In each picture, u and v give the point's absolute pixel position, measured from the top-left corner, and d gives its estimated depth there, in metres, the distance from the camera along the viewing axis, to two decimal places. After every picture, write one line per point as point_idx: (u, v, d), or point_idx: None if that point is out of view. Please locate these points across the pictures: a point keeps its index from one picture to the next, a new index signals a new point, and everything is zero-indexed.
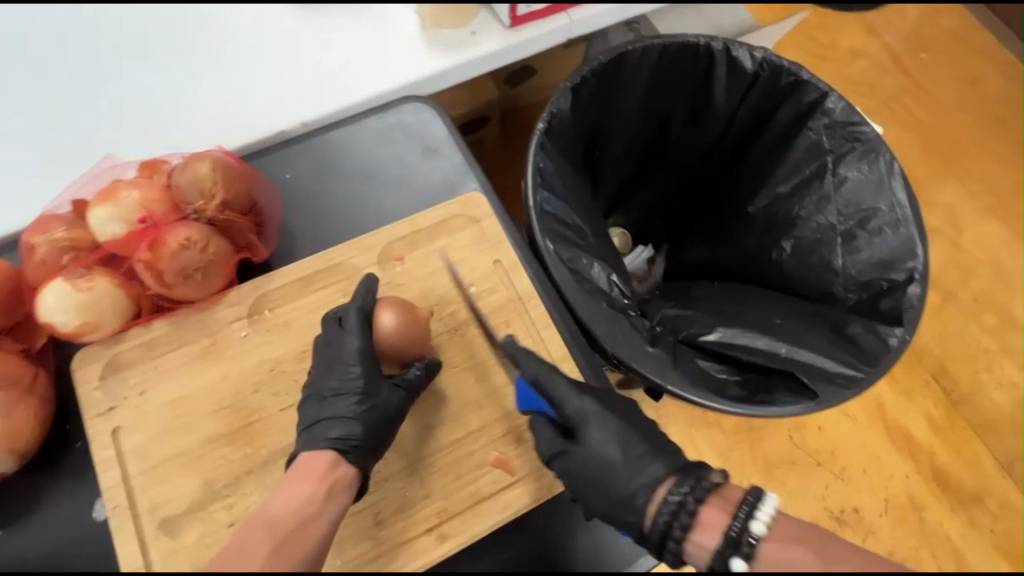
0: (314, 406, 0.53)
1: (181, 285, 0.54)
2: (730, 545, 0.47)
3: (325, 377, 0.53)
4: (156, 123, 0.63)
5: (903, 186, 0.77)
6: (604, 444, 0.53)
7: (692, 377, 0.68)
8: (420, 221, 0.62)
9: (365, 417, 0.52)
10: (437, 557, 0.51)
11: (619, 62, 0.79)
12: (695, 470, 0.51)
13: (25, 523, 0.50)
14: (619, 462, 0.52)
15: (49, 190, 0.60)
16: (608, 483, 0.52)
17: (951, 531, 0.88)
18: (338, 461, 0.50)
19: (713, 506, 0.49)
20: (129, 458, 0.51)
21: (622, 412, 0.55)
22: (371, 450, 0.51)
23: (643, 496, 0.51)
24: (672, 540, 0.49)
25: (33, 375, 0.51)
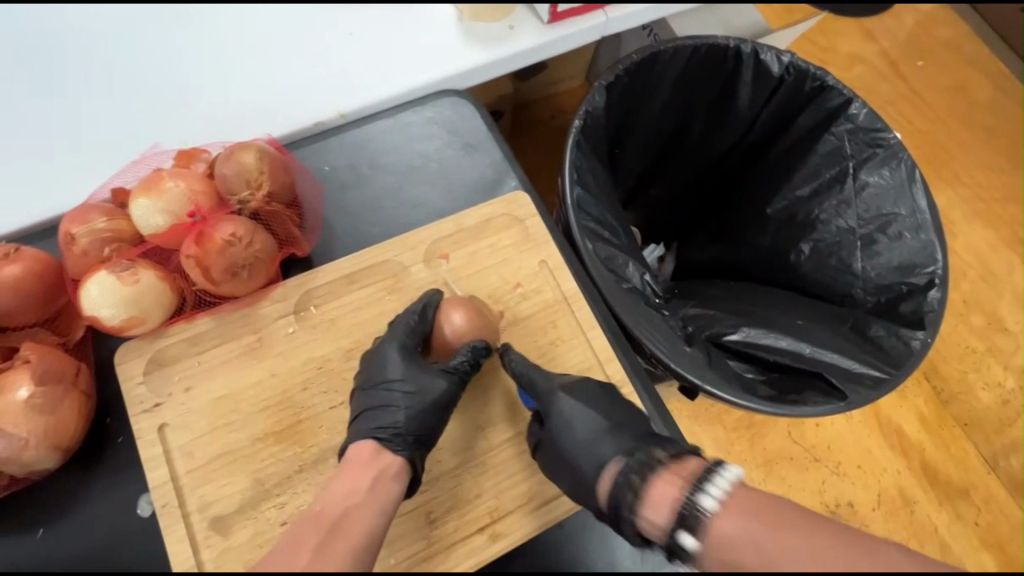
0: (365, 396, 0.52)
1: (228, 282, 0.53)
2: (680, 521, 0.47)
3: (381, 367, 0.52)
4: (188, 112, 0.61)
5: (924, 193, 0.79)
6: (568, 419, 0.52)
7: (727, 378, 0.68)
8: (463, 220, 0.62)
9: (415, 408, 0.51)
10: (488, 556, 0.51)
11: (651, 62, 0.78)
12: (640, 449, 0.51)
13: (66, 522, 0.49)
14: (576, 439, 0.52)
15: (77, 178, 0.58)
16: (569, 461, 0.51)
17: (938, 523, 0.91)
18: (380, 450, 0.49)
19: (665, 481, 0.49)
20: (176, 456, 0.50)
21: (605, 404, 0.54)
22: (418, 439, 0.51)
23: (592, 476, 0.51)
24: (623, 518, 0.49)
25: (76, 371, 0.49)
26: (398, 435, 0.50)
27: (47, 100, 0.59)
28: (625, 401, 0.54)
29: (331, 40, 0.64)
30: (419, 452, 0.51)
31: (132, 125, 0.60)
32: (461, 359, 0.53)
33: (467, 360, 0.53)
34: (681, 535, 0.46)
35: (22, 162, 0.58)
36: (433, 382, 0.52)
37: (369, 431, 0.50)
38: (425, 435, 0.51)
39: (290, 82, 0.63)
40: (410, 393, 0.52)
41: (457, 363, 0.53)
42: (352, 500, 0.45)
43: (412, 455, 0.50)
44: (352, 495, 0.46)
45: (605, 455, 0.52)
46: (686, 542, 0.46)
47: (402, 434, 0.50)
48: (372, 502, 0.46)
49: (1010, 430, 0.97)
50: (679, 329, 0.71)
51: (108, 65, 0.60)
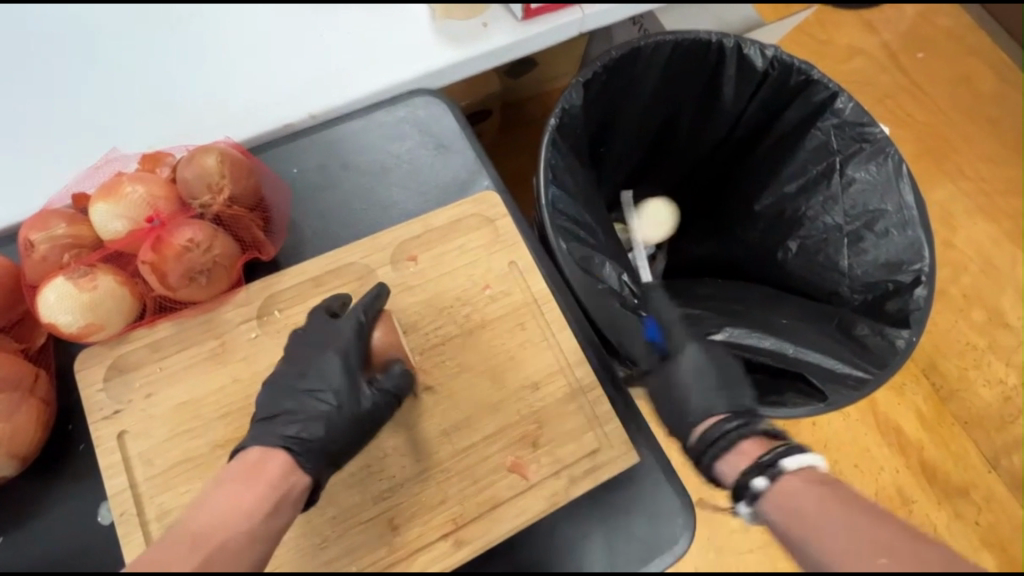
0: (283, 397, 0.50)
1: (186, 288, 0.53)
2: (757, 467, 0.51)
3: (307, 372, 0.51)
4: (156, 115, 0.60)
5: (912, 187, 0.76)
6: (681, 380, 0.59)
7: (728, 372, 0.60)
8: (432, 220, 0.61)
9: (330, 420, 0.49)
10: (451, 563, 0.50)
11: (631, 57, 0.77)
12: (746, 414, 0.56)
13: (27, 530, 0.49)
14: (691, 389, 0.59)
15: (53, 181, 0.58)
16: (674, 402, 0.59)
17: (938, 522, 0.89)
18: (291, 467, 0.48)
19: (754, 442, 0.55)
20: (135, 464, 0.50)
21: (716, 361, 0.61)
22: (329, 458, 0.49)
23: (697, 418, 0.57)
24: (709, 455, 0.55)
25: (34, 377, 0.49)
26: (304, 446, 0.48)
27: (35, 97, 0.59)
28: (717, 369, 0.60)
29: (331, 40, 0.64)
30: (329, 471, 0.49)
31: (114, 126, 0.60)
32: (389, 385, 0.51)
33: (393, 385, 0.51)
34: (753, 477, 0.51)
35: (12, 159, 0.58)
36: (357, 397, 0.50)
37: (276, 433, 0.49)
38: (339, 456, 0.49)
39: (291, 83, 0.63)
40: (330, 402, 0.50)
41: (385, 388, 0.51)
42: (234, 519, 0.42)
43: (318, 469, 0.48)
44: (236, 511, 0.43)
45: (715, 404, 0.57)
46: (757, 483, 0.50)
47: (308, 446, 0.48)
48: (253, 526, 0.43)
49: (1011, 427, 0.95)
50: (667, 324, 0.64)
51: (101, 65, 0.60)
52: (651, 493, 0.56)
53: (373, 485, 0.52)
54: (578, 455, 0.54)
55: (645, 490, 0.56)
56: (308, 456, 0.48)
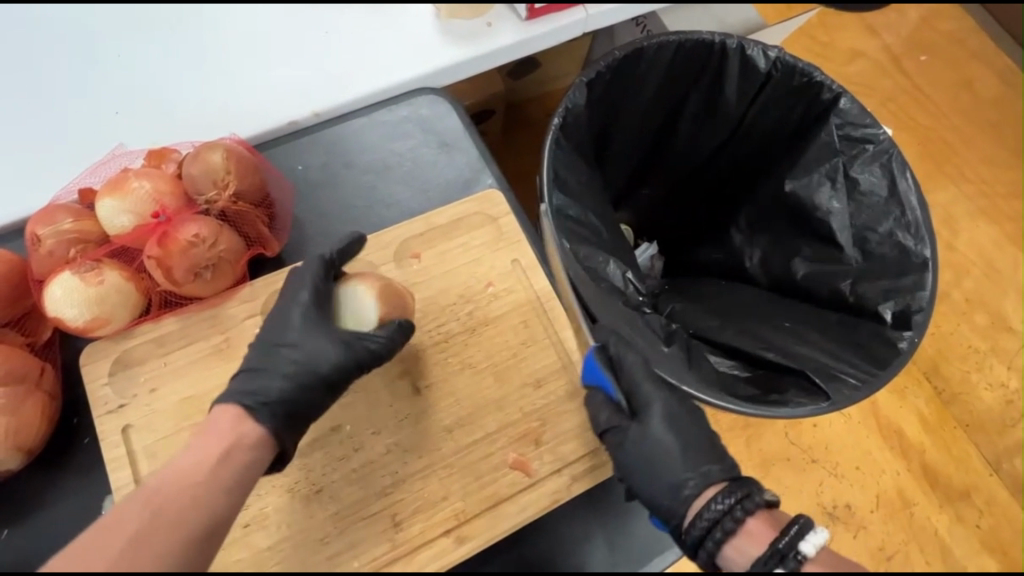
0: (258, 353, 0.52)
1: (191, 283, 0.53)
2: (775, 555, 0.46)
3: (280, 322, 0.52)
4: (161, 111, 0.61)
5: (915, 190, 0.76)
6: (660, 439, 0.53)
7: (699, 423, 0.55)
8: (436, 218, 0.62)
9: (295, 380, 0.50)
10: (453, 560, 0.51)
11: (635, 58, 0.77)
12: (743, 482, 0.51)
13: (30, 522, 0.49)
14: (675, 454, 0.53)
15: (59, 176, 0.58)
16: (658, 471, 0.52)
17: (939, 526, 0.89)
18: (248, 425, 0.48)
19: (757, 518, 0.49)
20: (140, 457, 0.50)
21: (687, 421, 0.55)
22: (291, 413, 0.49)
23: (692, 489, 0.51)
24: (712, 541, 0.49)
25: (41, 370, 0.49)
26: (265, 406, 0.49)
27: (39, 97, 0.60)
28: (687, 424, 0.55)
29: (333, 42, 0.65)
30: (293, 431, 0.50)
31: (117, 127, 0.60)
32: (371, 337, 0.52)
33: (375, 340, 0.52)
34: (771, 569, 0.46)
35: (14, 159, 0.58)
36: (323, 350, 0.51)
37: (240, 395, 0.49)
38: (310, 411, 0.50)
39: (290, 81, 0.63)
40: (294, 362, 0.51)
41: (362, 340, 0.52)
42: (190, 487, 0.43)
43: (278, 429, 0.49)
44: (197, 467, 0.44)
45: (707, 471, 0.52)
46: None
47: (270, 405, 0.49)
48: (217, 478, 0.44)
49: (1013, 431, 0.95)
50: (626, 377, 0.55)
51: (104, 65, 0.61)
52: None
53: (377, 480, 0.52)
54: (579, 453, 0.55)
55: None
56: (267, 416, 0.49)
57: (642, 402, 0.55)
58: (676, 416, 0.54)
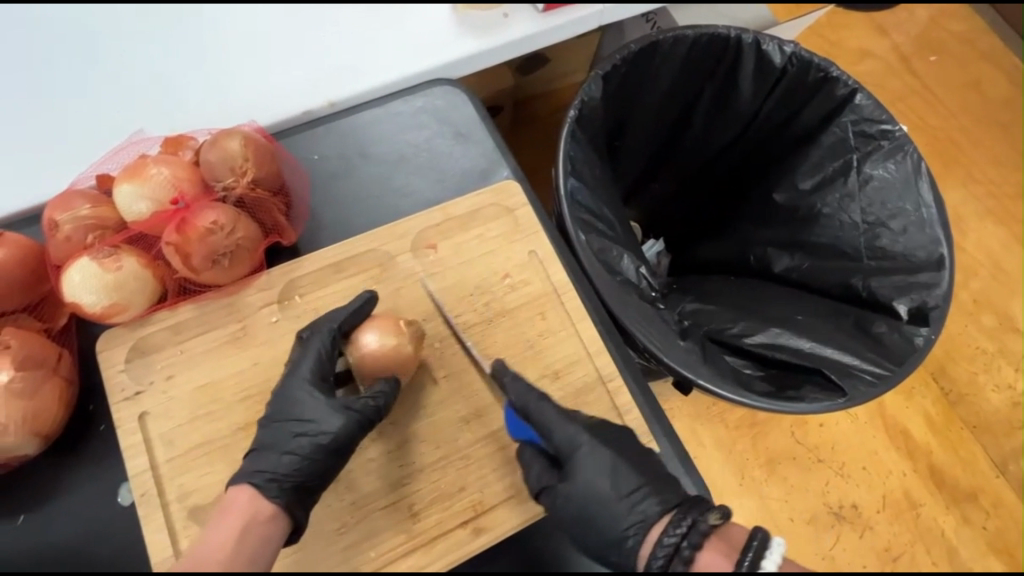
0: (263, 433, 0.50)
1: (209, 270, 0.53)
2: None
3: (279, 401, 0.50)
4: (172, 101, 0.60)
5: (930, 187, 0.77)
6: (595, 487, 0.49)
7: (631, 453, 0.51)
8: (452, 209, 0.61)
9: (303, 452, 0.48)
10: (470, 551, 0.50)
11: (650, 52, 0.77)
12: (688, 511, 0.47)
13: (45, 509, 0.49)
14: (609, 498, 0.49)
15: (69, 167, 0.58)
16: (600, 523, 0.49)
17: (946, 527, 0.88)
18: (256, 497, 0.47)
19: (711, 550, 0.45)
20: (156, 445, 0.50)
21: (620, 447, 0.51)
22: (299, 487, 0.48)
23: (635, 538, 0.48)
24: None
25: (58, 356, 0.48)
26: (274, 481, 0.47)
27: (39, 95, 0.59)
28: (629, 449, 0.51)
29: (331, 40, 0.63)
30: (301, 501, 0.48)
31: (122, 126, 0.59)
32: (375, 395, 0.50)
33: (377, 397, 0.50)
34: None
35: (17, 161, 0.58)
36: (328, 421, 0.49)
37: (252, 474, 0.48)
38: (313, 483, 0.48)
39: (286, 83, 0.62)
40: (302, 433, 0.49)
41: (368, 402, 0.50)
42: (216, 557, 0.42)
43: (287, 504, 0.47)
44: (219, 550, 0.42)
45: (648, 513, 0.48)
46: None
47: (279, 480, 0.47)
48: (241, 560, 0.42)
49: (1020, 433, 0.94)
50: (535, 419, 0.51)
51: (102, 64, 0.60)
52: None
53: (394, 470, 0.52)
54: None
55: None
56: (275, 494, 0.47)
57: (563, 449, 0.50)
58: (605, 457, 0.50)
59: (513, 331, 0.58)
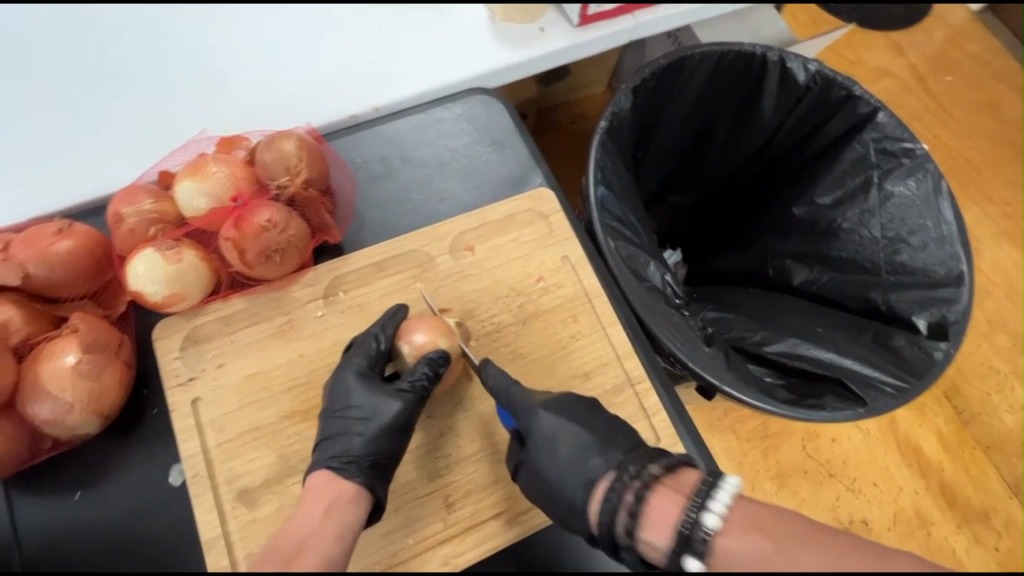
0: (325, 422, 0.52)
1: (262, 266, 0.55)
2: (689, 526, 0.45)
3: (337, 391, 0.52)
4: (210, 105, 0.62)
5: (950, 205, 0.78)
6: (554, 453, 0.51)
7: (582, 411, 0.53)
8: (488, 214, 0.64)
9: (370, 433, 0.51)
10: (504, 541, 0.52)
11: (678, 66, 0.79)
12: (624, 468, 0.49)
13: (100, 487, 0.51)
14: (572, 450, 0.52)
15: (104, 167, 0.60)
16: (555, 492, 0.50)
17: (957, 546, 0.89)
18: (337, 479, 0.49)
19: (662, 495, 0.47)
20: (207, 430, 0.52)
21: (584, 419, 0.53)
22: (374, 465, 0.50)
23: (583, 497, 0.50)
24: (621, 541, 0.47)
25: (119, 342, 0.51)
26: (352, 463, 0.50)
27: (65, 101, 0.60)
28: (599, 417, 0.53)
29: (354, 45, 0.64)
30: (378, 477, 0.50)
31: (137, 128, 0.61)
32: (427, 373, 0.52)
33: (424, 377, 0.52)
34: (684, 558, 0.45)
35: (33, 159, 0.59)
36: (388, 405, 0.52)
37: (326, 461, 0.50)
38: (382, 460, 0.51)
39: (323, 86, 0.65)
40: (365, 418, 0.51)
41: (423, 381, 0.52)
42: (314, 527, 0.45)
43: (369, 481, 0.49)
44: (310, 524, 0.45)
45: (594, 471, 0.51)
46: (691, 565, 0.45)
47: (356, 461, 0.50)
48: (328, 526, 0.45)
49: None
50: (500, 391, 0.53)
51: (123, 67, 0.61)
52: None
53: (430, 462, 0.54)
54: None
55: None
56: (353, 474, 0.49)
57: (524, 414, 0.52)
58: (562, 423, 0.52)
59: (546, 333, 0.60)
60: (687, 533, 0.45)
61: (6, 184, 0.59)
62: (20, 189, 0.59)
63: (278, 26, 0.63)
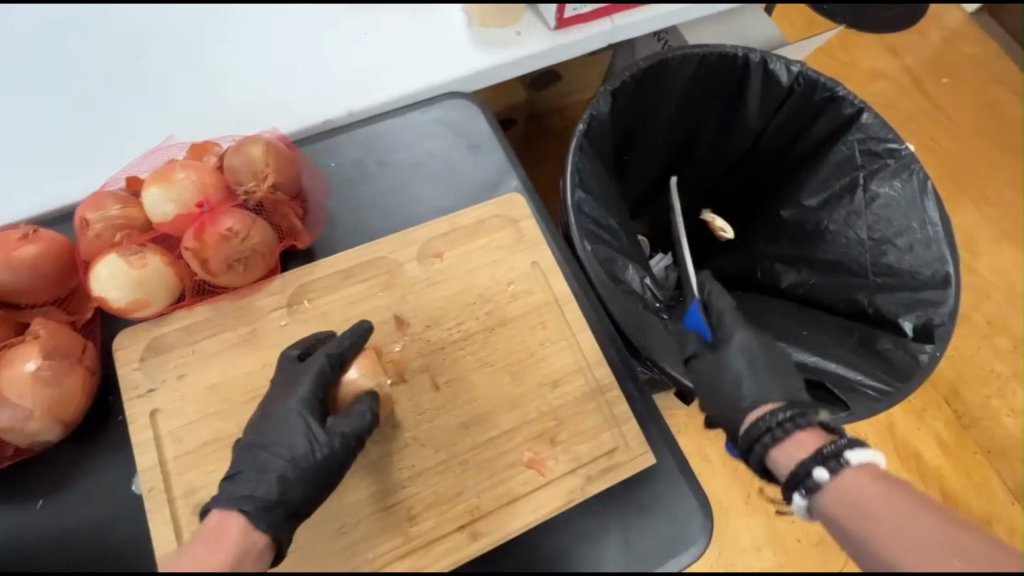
0: (248, 456, 0.50)
1: (226, 274, 0.55)
2: (818, 458, 0.50)
3: (268, 425, 0.50)
4: (196, 114, 0.62)
5: (936, 205, 0.77)
6: (734, 364, 0.58)
7: (773, 351, 0.60)
8: (459, 220, 0.63)
9: (290, 478, 0.48)
10: (468, 554, 0.51)
11: (659, 69, 0.78)
12: (800, 406, 0.54)
13: (58, 501, 0.51)
14: (750, 368, 0.58)
15: (79, 173, 0.60)
16: (723, 391, 0.58)
17: None
18: (248, 528, 0.46)
19: (810, 432, 0.53)
20: (166, 441, 0.52)
21: (770, 354, 0.59)
22: (287, 512, 0.48)
23: (750, 405, 0.56)
24: (759, 444, 0.53)
25: (82, 347, 0.51)
26: (264, 507, 0.47)
27: (50, 102, 0.61)
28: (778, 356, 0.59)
29: (338, 53, 0.66)
30: (290, 527, 0.48)
31: (121, 130, 0.61)
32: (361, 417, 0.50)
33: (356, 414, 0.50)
34: (812, 467, 0.50)
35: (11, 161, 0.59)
36: (315, 450, 0.49)
37: (231, 496, 0.48)
38: (297, 509, 0.48)
39: (300, 92, 0.65)
40: (289, 459, 0.49)
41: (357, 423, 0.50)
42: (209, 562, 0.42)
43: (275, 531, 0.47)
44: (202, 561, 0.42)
45: (773, 390, 0.56)
46: (818, 474, 0.49)
47: (269, 506, 0.47)
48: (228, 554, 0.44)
49: None
50: (717, 314, 0.62)
51: (121, 72, 0.63)
52: (664, 497, 0.56)
53: (394, 473, 0.53)
54: (595, 453, 0.56)
55: (657, 492, 0.56)
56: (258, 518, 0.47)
57: (723, 331, 0.61)
58: (751, 348, 0.59)
59: (516, 340, 0.59)
60: (829, 454, 0.50)
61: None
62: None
63: (275, 36, 0.66)
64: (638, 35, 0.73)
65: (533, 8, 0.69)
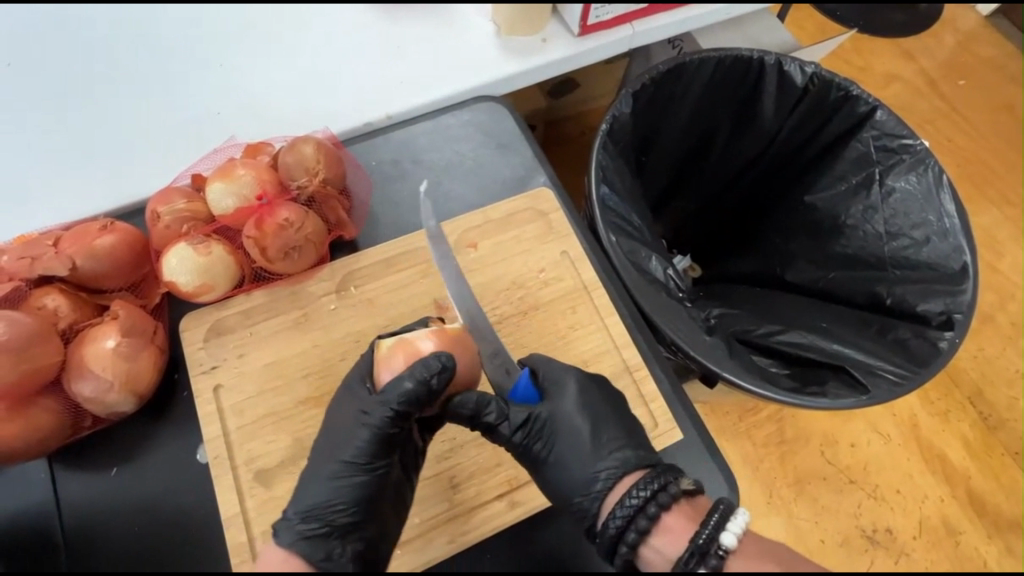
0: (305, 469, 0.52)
1: (281, 261, 0.60)
2: (697, 554, 0.47)
3: (323, 432, 0.53)
4: (238, 113, 0.66)
5: (952, 199, 0.79)
6: (571, 432, 0.56)
7: (612, 399, 0.57)
8: (491, 213, 0.68)
9: (337, 483, 0.50)
10: (506, 521, 0.55)
11: (676, 72, 0.81)
12: (662, 473, 0.51)
13: (129, 468, 0.55)
14: (584, 436, 0.55)
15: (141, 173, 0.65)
16: (571, 466, 0.54)
17: (987, 557, 0.87)
18: (296, 546, 0.47)
19: (676, 513, 0.50)
20: (228, 414, 0.57)
21: (595, 406, 0.56)
22: (347, 519, 0.49)
23: (604, 482, 0.53)
24: (627, 542, 0.50)
25: (154, 329, 0.56)
26: (315, 516, 0.49)
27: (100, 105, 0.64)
28: (610, 396, 0.57)
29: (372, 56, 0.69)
30: (352, 535, 0.49)
31: (170, 134, 0.65)
32: (424, 366, 0.50)
33: (410, 382, 0.50)
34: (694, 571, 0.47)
35: (74, 162, 0.64)
36: (359, 439, 0.51)
37: (291, 520, 0.49)
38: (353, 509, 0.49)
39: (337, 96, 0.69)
40: (339, 458, 0.51)
41: (422, 371, 0.50)
42: None
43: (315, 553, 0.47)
44: None
45: (621, 462, 0.54)
46: None
47: (320, 517, 0.49)
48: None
49: None
50: (548, 381, 0.57)
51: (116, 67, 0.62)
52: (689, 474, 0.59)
53: (435, 445, 0.57)
54: None
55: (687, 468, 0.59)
56: (324, 545, 0.48)
57: (553, 400, 0.56)
58: (581, 410, 0.56)
59: (546, 325, 0.64)
60: (702, 549, 0.47)
61: (49, 184, 0.63)
62: (56, 196, 0.63)
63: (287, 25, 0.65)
64: (656, 40, 0.76)
65: (557, 16, 0.73)
